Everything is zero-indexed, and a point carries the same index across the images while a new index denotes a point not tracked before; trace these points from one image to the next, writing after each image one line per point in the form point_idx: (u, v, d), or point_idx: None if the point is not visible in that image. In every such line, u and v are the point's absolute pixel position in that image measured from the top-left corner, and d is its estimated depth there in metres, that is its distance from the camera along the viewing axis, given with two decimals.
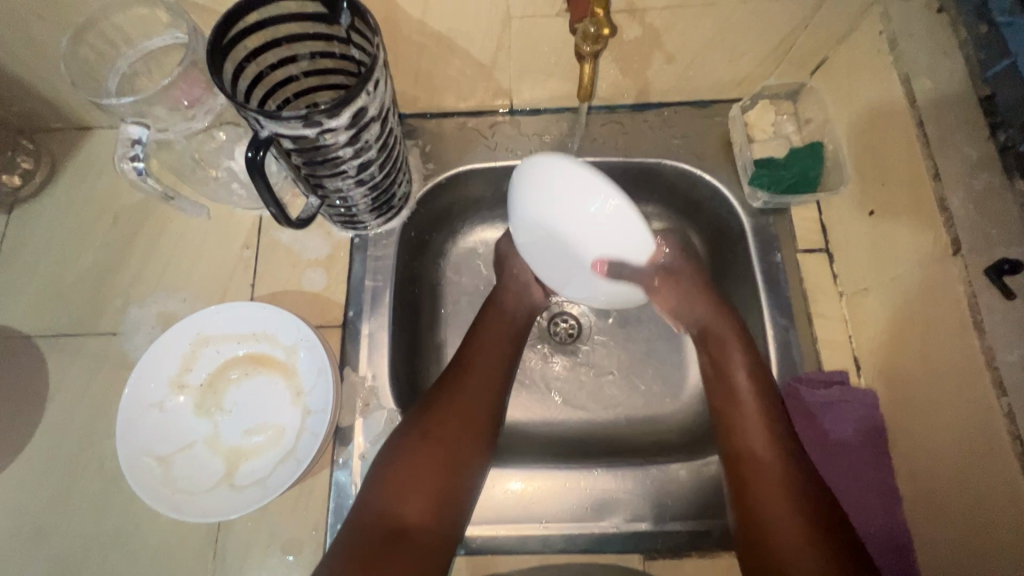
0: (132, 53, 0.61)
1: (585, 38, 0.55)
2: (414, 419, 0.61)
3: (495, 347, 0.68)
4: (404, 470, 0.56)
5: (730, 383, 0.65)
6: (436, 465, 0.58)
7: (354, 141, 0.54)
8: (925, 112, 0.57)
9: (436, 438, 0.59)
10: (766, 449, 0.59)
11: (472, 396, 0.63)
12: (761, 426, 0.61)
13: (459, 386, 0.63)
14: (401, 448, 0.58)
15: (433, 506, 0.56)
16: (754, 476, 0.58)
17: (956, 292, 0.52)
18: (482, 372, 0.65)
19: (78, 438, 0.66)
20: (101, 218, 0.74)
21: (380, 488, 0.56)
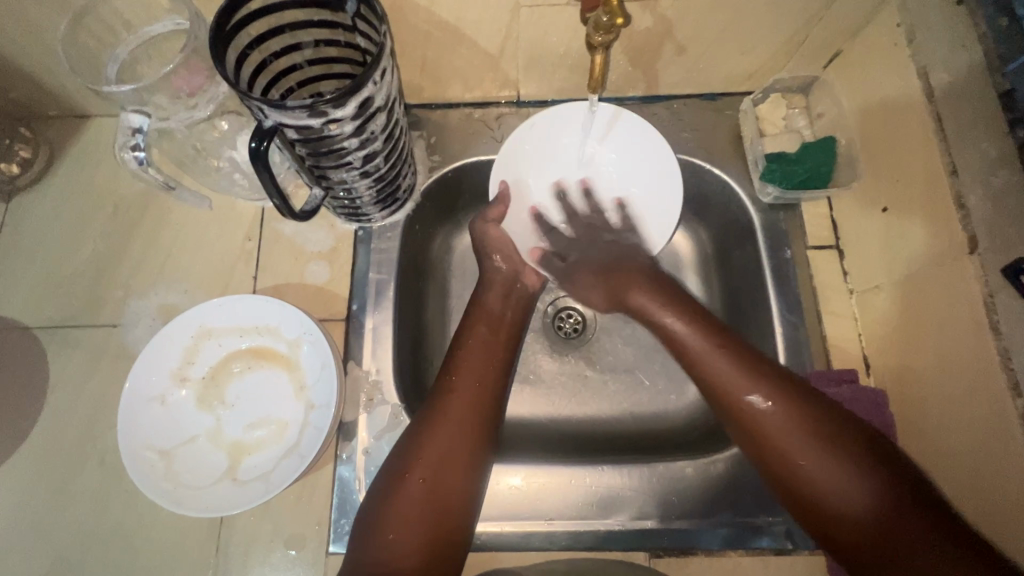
0: (132, 40, 0.59)
1: (597, 28, 0.53)
2: (397, 456, 0.57)
3: (477, 366, 0.63)
4: (386, 516, 0.54)
5: (722, 376, 0.57)
6: (420, 503, 0.54)
7: (359, 131, 0.53)
8: (943, 107, 0.56)
9: (415, 477, 0.56)
10: (804, 443, 0.52)
11: (449, 425, 0.58)
12: (781, 412, 0.53)
13: (437, 417, 0.59)
14: (381, 493, 0.56)
15: (420, 544, 0.53)
16: (804, 480, 0.51)
17: (972, 291, 0.52)
18: (467, 396, 0.61)
19: (79, 430, 0.65)
20: (101, 208, 0.73)
21: (370, 530, 0.54)
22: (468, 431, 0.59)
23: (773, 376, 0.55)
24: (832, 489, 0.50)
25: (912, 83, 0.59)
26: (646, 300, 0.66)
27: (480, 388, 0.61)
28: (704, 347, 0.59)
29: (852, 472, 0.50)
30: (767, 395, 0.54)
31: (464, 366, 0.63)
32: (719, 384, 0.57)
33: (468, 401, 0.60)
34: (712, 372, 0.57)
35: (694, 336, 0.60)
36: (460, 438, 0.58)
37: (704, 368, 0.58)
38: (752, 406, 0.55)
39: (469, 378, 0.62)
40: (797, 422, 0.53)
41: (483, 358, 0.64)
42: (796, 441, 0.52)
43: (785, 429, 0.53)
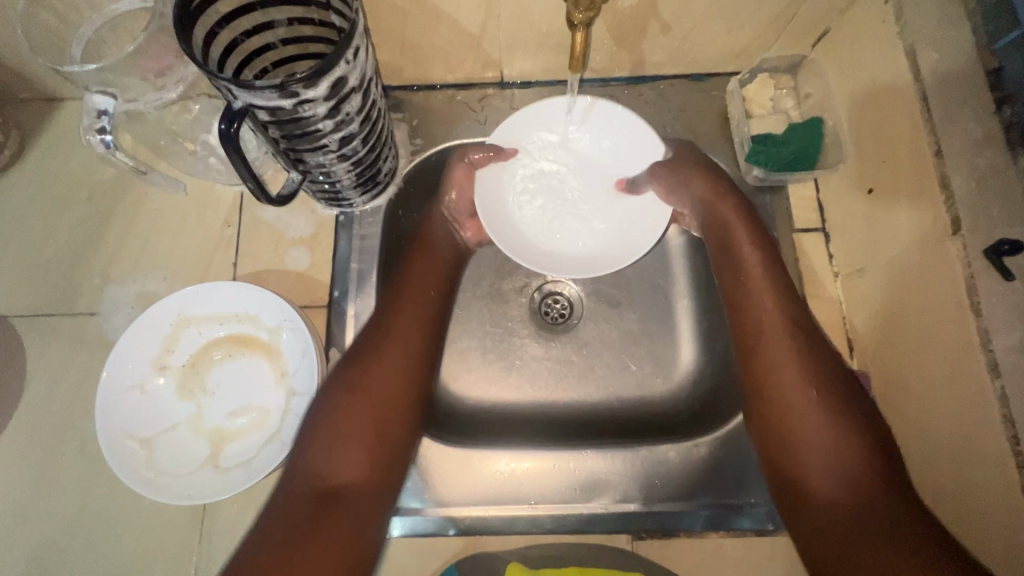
0: (97, 19, 0.57)
1: (577, 4, 0.52)
2: (343, 368, 0.58)
3: None
4: (329, 430, 0.55)
5: (766, 323, 0.60)
6: (369, 418, 0.56)
7: (334, 113, 0.51)
8: (929, 86, 0.55)
9: (363, 392, 0.57)
10: (800, 385, 0.56)
11: (394, 347, 0.60)
12: (800, 369, 0.57)
13: (382, 351, 0.59)
14: (328, 404, 0.56)
15: (367, 480, 0.54)
16: (789, 413, 0.56)
17: (954, 273, 0.51)
18: (412, 322, 0.62)
19: (58, 420, 0.64)
20: (75, 194, 0.71)
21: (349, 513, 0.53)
22: (411, 361, 0.60)
23: (808, 335, 0.59)
24: (805, 432, 0.55)
25: (899, 62, 0.58)
26: (733, 227, 0.65)
27: None
28: (762, 277, 0.62)
29: (828, 430, 0.54)
30: (793, 342, 0.58)
31: None
32: (756, 324, 0.61)
33: None
34: (753, 311, 0.61)
35: (757, 275, 0.62)
36: None
37: (742, 301, 0.62)
38: (781, 362, 0.58)
39: None
40: (812, 380, 0.56)
41: (431, 305, 0.65)
42: (798, 383, 0.57)
43: (793, 369, 0.57)
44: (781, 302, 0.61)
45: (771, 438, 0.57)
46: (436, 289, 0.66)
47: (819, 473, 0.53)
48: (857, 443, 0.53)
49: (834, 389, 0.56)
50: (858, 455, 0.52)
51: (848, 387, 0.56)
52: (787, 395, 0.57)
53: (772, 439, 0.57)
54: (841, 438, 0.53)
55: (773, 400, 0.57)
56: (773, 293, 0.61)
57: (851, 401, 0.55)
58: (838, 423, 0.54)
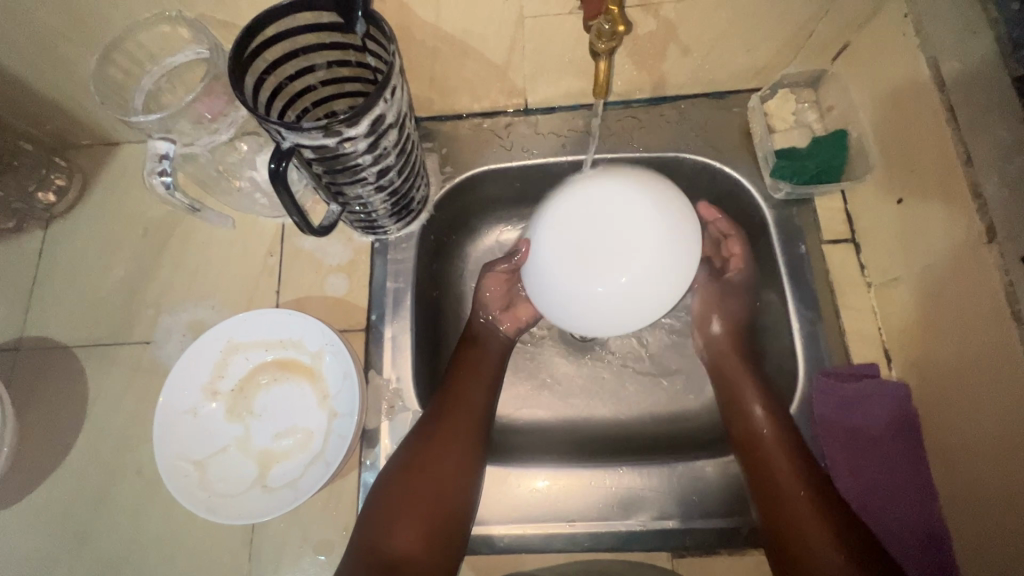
0: (155, 70, 0.62)
1: (599, 35, 0.54)
2: (404, 450, 0.61)
3: (471, 377, 0.67)
4: (386, 505, 0.57)
5: (762, 435, 0.63)
6: (422, 494, 0.58)
7: (373, 148, 0.55)
8: (954, 95, 0.55)
9: (411, 468, 0.59)
10: (801, 499, 0.58)
11: (449, 431, 0.62)
12: (798, 478, 0.59)
13: (443, 439, 0.61)
14: (387, 483, 0.59)
15: (418, 542, 0.56)
16: (796, 525, 0.57)
17: (993, 279, 0.51)
18: (463, 409, 0.64)
19: (117, 443, 0.68)
20: (131, 231, 0.76)
21: (374, 521, 0.57)
22: (464, 444, 0.62)
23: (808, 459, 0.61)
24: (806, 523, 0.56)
25: (922, 71, 0.58)
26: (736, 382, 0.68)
27: (472, 394, 0.66)
28: (755, 395, 0.66)
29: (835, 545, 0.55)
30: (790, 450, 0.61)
31: (463, 376, 0.67)
32: (757, 439, 0.63)
33: (461, 406, 0.64)
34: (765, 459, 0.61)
35: (755, 397, 0.65)
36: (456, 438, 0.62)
37: (740, 414, 0.65)
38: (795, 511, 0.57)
39: (464, 387, 0.66)
40: (812, 487, 0.59)
41: (480, 391, 0.67)
42: (825, 560, 0.54)
43: (792, 481, 0.59)
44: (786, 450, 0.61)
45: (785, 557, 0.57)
46: (484, 372, 0.69)
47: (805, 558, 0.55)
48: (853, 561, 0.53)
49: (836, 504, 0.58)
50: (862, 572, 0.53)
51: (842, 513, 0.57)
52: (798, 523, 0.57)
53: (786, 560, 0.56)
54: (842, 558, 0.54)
55: (780, 518, 0.58)
56: (768, 408, 0.64)
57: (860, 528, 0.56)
58: (835, 552, 0.54)
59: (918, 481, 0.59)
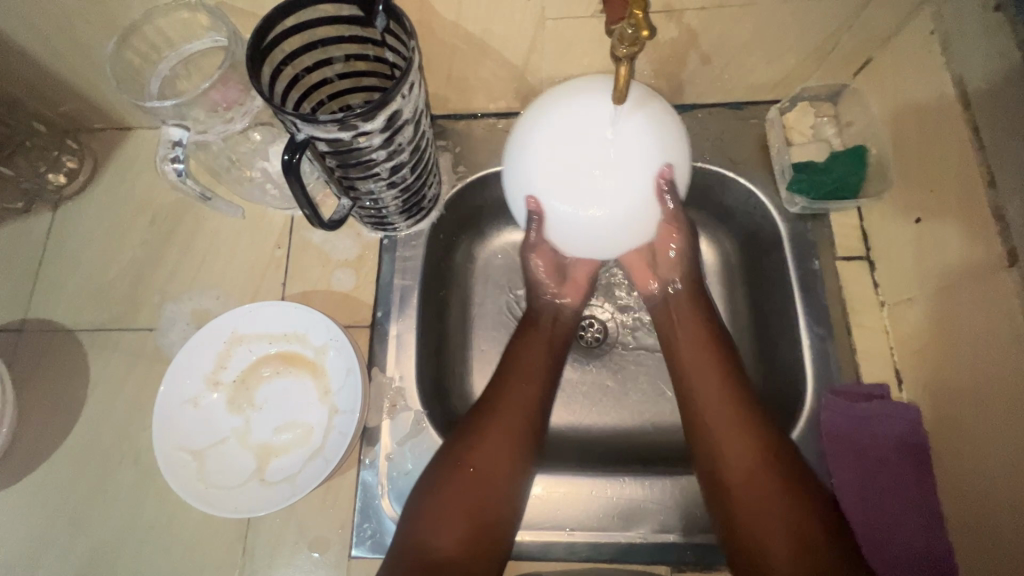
0: (172, 57, 0.62)
1: (621, 39, 0.52)
2: (452, 447, 0.59)
3: (530, 367, 0.65)
4: (433, 504, 0.55)
5: (679, 343, 0.66)
6: (469, 495, 0.56)
7: (387, 144, 0.54)
8: (978, 115, 0.54)
9: (466, 465, 0.57)
10: (712, 388, 0.61)
11: (496, 441, 0.58)
12: (707, 375, 0.62)
13: (489, 440, 0.59)
14: (435, 481, 0.57)
15: (464, 542, 0.54)
16: (706, 414, 0.61)
17: (1012, 304, 0.50)
18: (519, 401, 0.62)
19: (115, 430, 0.68)
20: (140, 217, 0.76)
21: (419, 517, 0.55)
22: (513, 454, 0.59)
23: (731, 378, 0.62)
24: (732, 439, 0.58)
25: (946, 91, 0.57)
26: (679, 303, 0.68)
27: (530, 384, 0.63)
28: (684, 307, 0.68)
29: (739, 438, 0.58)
30: (715, 365, 0.63)
31: (520, 369, 0.64)
32: (673, 340, 0.67)
33: (519, 399, 0.62)
34: (692, 371, 0.64)
35: (688, 311, 0.67)
36: (512, 435, 0.60)
37: (673, 316, 0.68)
38: (718, 429, 0.59)
39: (522, 379, 0.63)
40: (718, 396, 0.61)
41: (535, 376, 0.64)
42: (741, 475, 0.56)
43: (697, 366, 0.64)
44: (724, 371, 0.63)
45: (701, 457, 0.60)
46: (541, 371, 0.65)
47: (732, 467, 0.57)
48: (750, 452, 0.57)
49: (737, 404, 0.60)
50: (755, 460, 0.57)
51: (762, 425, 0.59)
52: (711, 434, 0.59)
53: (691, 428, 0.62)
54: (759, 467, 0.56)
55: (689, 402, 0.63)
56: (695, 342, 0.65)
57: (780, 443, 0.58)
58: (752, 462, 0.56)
59: (924, 506, 0.58)
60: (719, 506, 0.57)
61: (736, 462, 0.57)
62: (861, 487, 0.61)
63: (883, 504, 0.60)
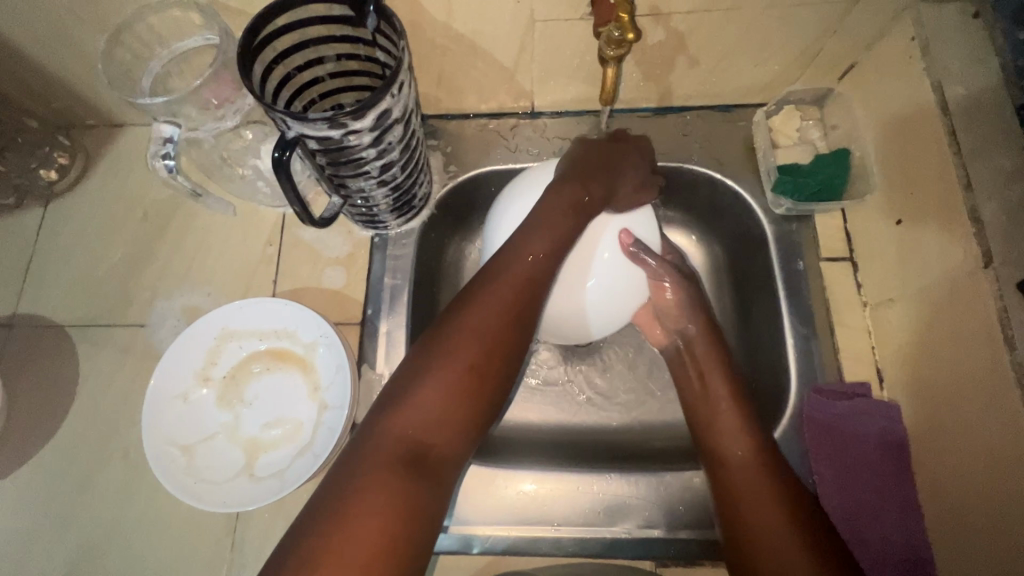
0: (165, 54, 0.63)
1: (609, 42, 0.55)
2: (345, 472, 0.44)
3: (494, 315, 0.52)
4: (354, 478, 0.43)
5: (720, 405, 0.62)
6: (396, 474, 0.44)
7: (377, 142, 0.55)
8: (956, 119, 0.55)
9: (399, 431, 0.46)
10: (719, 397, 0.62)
11: (437, 399, 0.48)
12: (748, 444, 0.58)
13: (437, 406, 0.48)
14: (362, 455, 0.45)
15: (378, 537, 0.41)
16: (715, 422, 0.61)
17: (986, 304, 0.51)
18: (477, 356, 0.50)
19: (105, 426, 0.68)
20: (132, 213, 0.76)
21: (332, 496, 0.43)
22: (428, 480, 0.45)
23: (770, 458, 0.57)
24: (738, 456, 0.57)
25: (926, 96, 0.59)
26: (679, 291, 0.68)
27: (488, 334, 0.51)
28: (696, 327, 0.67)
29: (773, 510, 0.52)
30: (750, 434, 0.59)
31: (479, 315, 0.52)
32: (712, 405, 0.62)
33: (476, 355, 0.50)
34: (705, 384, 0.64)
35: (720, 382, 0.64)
36: (458, 398, 0.49)
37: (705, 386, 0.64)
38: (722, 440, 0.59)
39: (479, 323, 0.51)
40: (760, 465, 0.56)
41: (504, 321, 0.52)
42: (750, 484, 0.55)
43: (739, 438, 0.59)
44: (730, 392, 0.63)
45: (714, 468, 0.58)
46: (518, 310, 0.53)
47: (741, 483, 0.55)
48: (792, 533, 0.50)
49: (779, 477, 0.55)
50: (793, 536, 0.50)
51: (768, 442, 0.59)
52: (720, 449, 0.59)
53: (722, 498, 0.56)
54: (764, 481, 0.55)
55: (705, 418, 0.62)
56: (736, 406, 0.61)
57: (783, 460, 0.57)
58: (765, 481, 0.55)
59: (904, 504, 0.59)
60: (733, 534, 0.53)
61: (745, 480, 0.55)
62: (842, 485, 0.62)
63: (864, 502, 0.60)
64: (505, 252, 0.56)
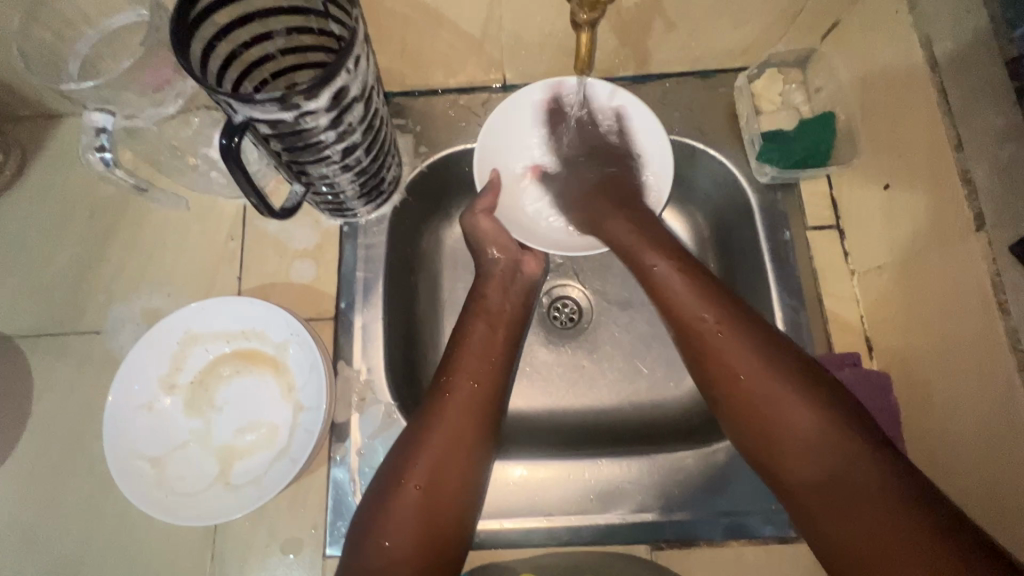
0: (94, 34, 0.57)
1: (582, 5, 0.50)
2: (394, 459, 0.56)
3: (477, 362, 0.61)
4: (378, 524, 0.52)
5: (688, 304, 0.57)
6: (417, 511, 0.53)
7: (336, 123, 0.50)
8: (947, 77, 0.53)
9: (412, 481, 0.54)
10: (712, 322, 0.56)
11: (434, 451, 0.55)
12: (739, 343, 0.54)
13: (432, 466, 0.55)
14: (380, 502, 0.53)
15: (417, 555, 0.52)
16: (727, 373, 0.54)
17: (979, 270, 0.50)
18: (467, 406, 0.58)
19: (66, 441, 0.64)
20: (78, 211, 0.70)
21: (367, 536, 0.52)
22: (463, 450, 0.56)
23: (768, 349, 0.54)
24: (770, 402, 0.52)
25: (914, 52, 0.56)
26: (614, 225, 0.64)
27: (478, 386, 0.60)
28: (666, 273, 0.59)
29: (799, 420, 0.50)
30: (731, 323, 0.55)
31: (467, 362, 0.61)
32: (689, 326, 0.57)
33: (470, 402, 0.58)
34: (686, 309, 0.57)
35: (675, 277, 0.59)
36: (459, 439, 0.57)
37: (668, 296, 0.59)
38: (742, 372, 0.54)
39: (468, 376, 0.60)
40: (758, 354, 0.54)
41: (485, 363, 0.61)
42: (802, 422, 0.51)
43: (726, 347, 0.55)
44: (724, 311, 0.56)
45: (744, 420, 0.53)
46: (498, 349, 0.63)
47: (789, 442, 0.51)
48: (817, 411, 0.51)
49: (787, 365, 0.53)
50: (868, 484, 0.48)
51: (780, 349, 0.54)
52: (745, 387, 0.53)
53: (755, 440, 0.53)
54: (816, 418, 0.50)
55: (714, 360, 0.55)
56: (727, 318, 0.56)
57: (814, 374, 0.53)
58: (808, 415, 0.51)
59: None
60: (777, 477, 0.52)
61: (795, 435, 0.51)
62: None
63: None
64: (468, 312, 0.65)
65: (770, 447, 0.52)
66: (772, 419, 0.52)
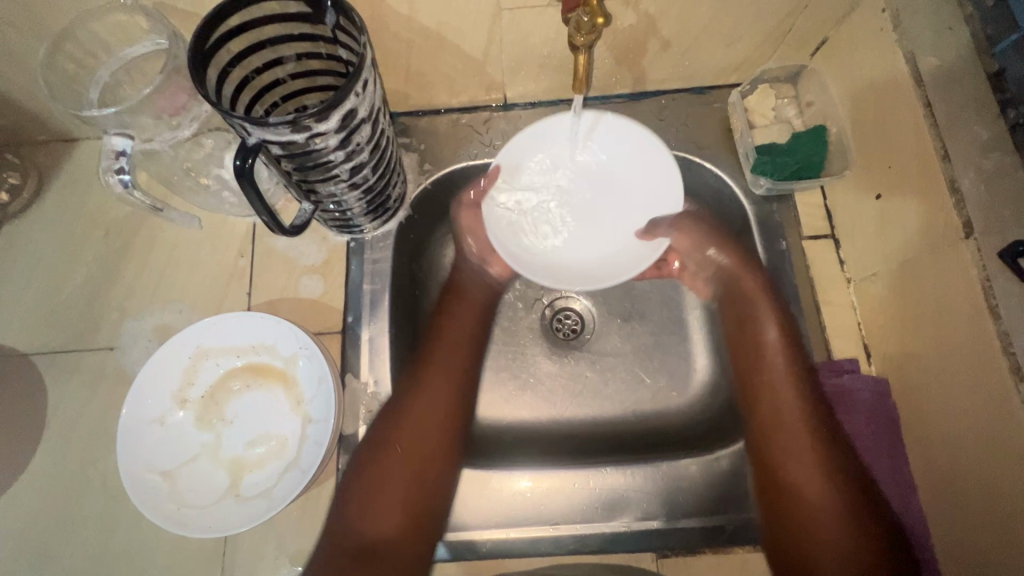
0: (112, 63, 0.60)
1: (579, 28, 0.53)
2: (375, 427, 0.61)
3: (452, 340, 0.67)
4: (360, 488, 0.58)
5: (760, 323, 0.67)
6: (400, 476, 0.58)
7: (345, 144, 0.52)
8: (932, 91, 0.55)
9: (392, 448, 0.60)
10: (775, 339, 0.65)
11: (414, 421, 0.61)
12: (778, 359, 0.64)
13: (409, 432, 0.60)
14: (362, 468, 0.59)
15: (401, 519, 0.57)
16: (770, 381, 0.64)
17: (969, 275, 0.51)
18: (443, 378, 0.64)
19: (79, 456, 0.65)
20: (93, 231, 0.73)
21: (350, 501, 0.58)
22: (439, 419, 0.62)
23: (801, 367, 0.64)
24: (783, 416, 0.61)
25: (899, 67, 0.58)
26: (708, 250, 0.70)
27: (454, 361, 0.66)
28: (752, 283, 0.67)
29: (807, 469, 0.59)
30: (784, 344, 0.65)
31: (442, 341, 0.67)
32: (760, 334, 0.66)
33: (445, 375, 0.65)
34: (756, 324, 0.67)
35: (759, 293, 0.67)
36: (438, 410, 0.62)
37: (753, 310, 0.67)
38: (774, 382, 0.63)
39: (442, 353, 0.66)
40: (792, 374, 0.63)
41: (458, 341, 0.68)
42: (798, 447, 0.60)
43: (782, 382, 0.63)
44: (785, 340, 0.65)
45: (762, 425, 0.63)
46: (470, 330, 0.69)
47: (789, 449, 0.60)
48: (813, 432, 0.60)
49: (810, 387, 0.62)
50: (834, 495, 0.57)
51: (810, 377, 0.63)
52: (767, 399, 0.63)
53: (763, 442, 0.62)
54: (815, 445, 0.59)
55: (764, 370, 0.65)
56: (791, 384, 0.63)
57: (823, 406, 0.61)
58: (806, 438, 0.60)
59: (899, 476, 0.60)
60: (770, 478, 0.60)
61: (796, 446, 0.60)
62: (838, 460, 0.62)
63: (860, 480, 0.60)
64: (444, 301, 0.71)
65: (771, 446, 0.61)
66: (782, 431, 0.61)
